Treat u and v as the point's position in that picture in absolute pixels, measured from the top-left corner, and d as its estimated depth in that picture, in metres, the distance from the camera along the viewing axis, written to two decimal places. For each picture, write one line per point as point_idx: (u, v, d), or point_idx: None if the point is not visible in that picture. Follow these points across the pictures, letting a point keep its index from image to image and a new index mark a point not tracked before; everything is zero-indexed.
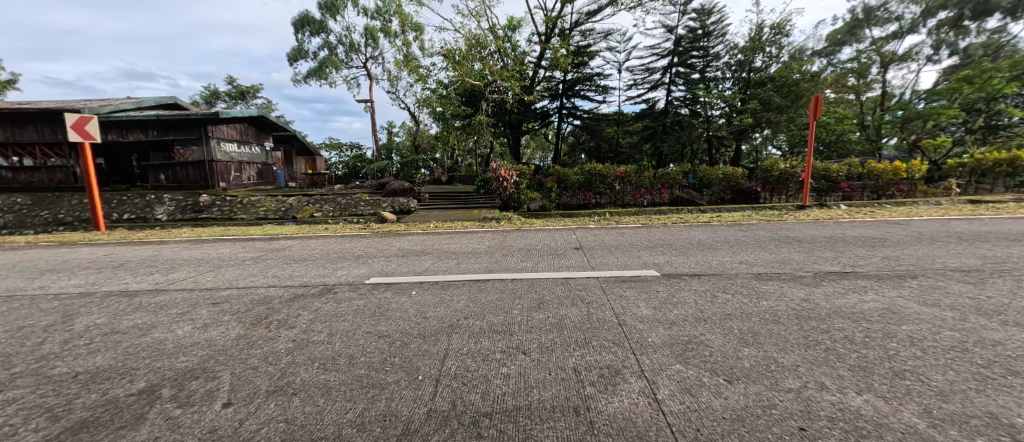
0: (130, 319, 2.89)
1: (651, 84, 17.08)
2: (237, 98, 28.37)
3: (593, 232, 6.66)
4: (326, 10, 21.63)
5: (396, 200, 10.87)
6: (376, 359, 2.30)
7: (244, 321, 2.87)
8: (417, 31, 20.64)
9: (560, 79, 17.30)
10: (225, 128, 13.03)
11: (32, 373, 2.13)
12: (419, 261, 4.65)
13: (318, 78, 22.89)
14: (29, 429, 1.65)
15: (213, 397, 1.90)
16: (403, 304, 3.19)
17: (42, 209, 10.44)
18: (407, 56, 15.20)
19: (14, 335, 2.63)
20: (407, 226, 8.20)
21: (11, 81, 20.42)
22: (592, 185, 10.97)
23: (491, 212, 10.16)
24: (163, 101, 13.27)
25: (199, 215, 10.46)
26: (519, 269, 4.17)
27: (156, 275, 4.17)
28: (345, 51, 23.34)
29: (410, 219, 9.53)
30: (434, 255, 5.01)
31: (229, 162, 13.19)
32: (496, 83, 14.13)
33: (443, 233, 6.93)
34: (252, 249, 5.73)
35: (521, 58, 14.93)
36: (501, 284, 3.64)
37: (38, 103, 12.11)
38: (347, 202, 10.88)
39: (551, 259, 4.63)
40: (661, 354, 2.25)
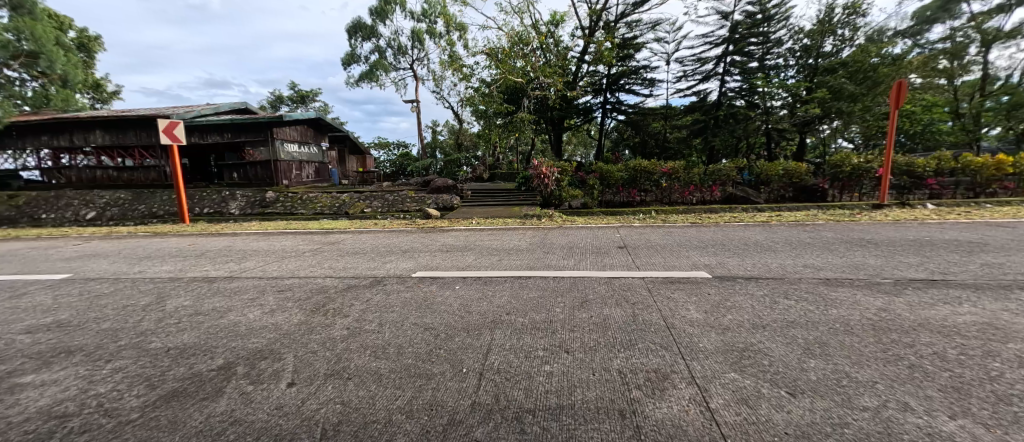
0: (210, 302, 3.23)
1: (702, 75, 16.22)
2: (297, 102, 30.74)
3: (638, 231, 6.43)
4: (376, 16, 22.74)
5: (440, 197, 11.21)
6: (422, 350, 2.38)
7: (304, 308, 3.08)
8: (460, 31, 21.08)
9: (604, 74, 16.88)
10: (287, 130, 14.18)
11: (134, 346, 2.44)
12: (463, 257, 4.75)
13: (368, 80, 24.14)
14: (131, 395, 1.91)
15: (279, 377, 2.10)
16: (447, 297, 3.27)
17: (139, 203, 11.93)
18: (452, 55, 15.46)
19: (122, 312, 3.04)
20: (450, 222, 8.43)
21: (117, 93, 23.63)
22: (637, 182, 10.61)
23: (532, 209, 10.19)
24: (236, 106, 14.72)
25: (265, 211, 11.39)
26: (561, 267, 4.13)
27: (231, 263, 4.62)
28: (392, 54, 24.42)
29: (453, 215, 9.79)
30: (477, 251, 5.09)
31: (291, 161, 14.35)
32: (539, 80, 14.01)
33: (484, 229, 7.06)
34: (311, 242, 6.17)
35: (564, 53, 14.83)
36: (544, 281, 3.61)
37: (137, 112, 13.90)
38: (395, 198, 11.32)
39: (595, 258, 4.53)
40: (714, 362, 2.11)
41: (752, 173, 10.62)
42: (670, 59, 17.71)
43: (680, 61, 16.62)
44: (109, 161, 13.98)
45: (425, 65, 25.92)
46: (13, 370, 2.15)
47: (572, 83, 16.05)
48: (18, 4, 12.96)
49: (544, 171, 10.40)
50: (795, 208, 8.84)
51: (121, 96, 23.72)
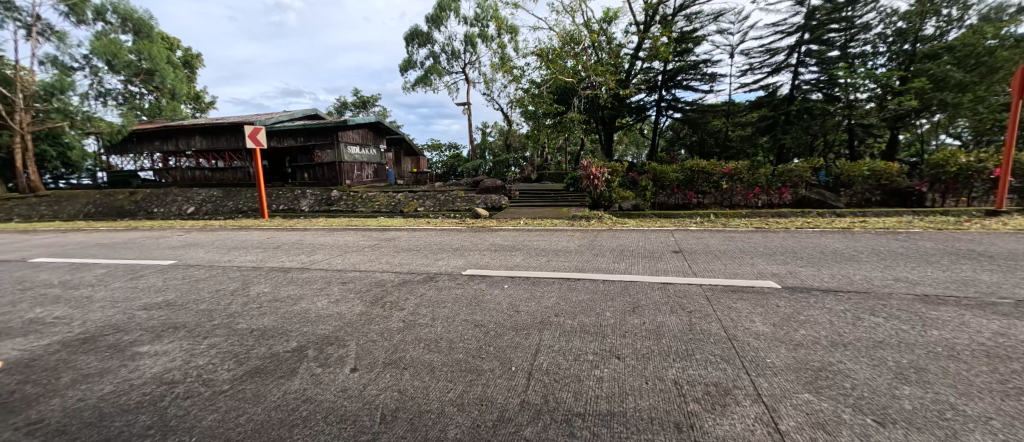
0: (285, 290, 3.57)
1: (772, 68, 14.95)
2: (359, 107, 33.09)
3: (695, 235, 6.09)
4: (432, 23, 23.77)
5: (489, 197, 11.50)
6: (472, 346, 2.45)
7: (364, 299, 3.29)
8: (511, 34, 21.37)
9: (659, 70, 16.25)
10: (350, 133, 15.30)
11: (225, 325, 2.78)
12: (511, 256, 4.80)
13: (424, 85, 25.33)
14: (223, 369, 2.20)
15: (344, 362, 2.28)
16: (496, 295, 3.32)
17: (228, 201, 13.54)
18: (503, 58, 15.69)
19: (216, 294, 3.47)
20: (498, 222, 8.57)
21: (211, 103, 27.06)
22: (694, 184, 10.06)
23: (581, 210, 10.07)
24: (308, 113, 16.18)
25: (331, 208, 12.39)
26: (614, 270, 4.01)
27: (302, 256, 5.08)
28: (446, 59, 25.33)
29: (501, 215, 9.97)
30: (525, 251, 5.12)
31: (353, 163, 15.48)
32: (590, 79, 13.82)
33: (532, 230, 7.09)
34: (371, 238, 6.59)
35: (616, 50, 14.58)
36: (594, 284, 3.53)
37: (228, 119, 15.84)
38: (446, 198, 11.81)
39: (647, 262, 4.36)
40: (784, 380, 1.93)
41: (829, 174, 9.79)
42: (734, 51, 16.62)
43: (745, 53, 15.53)
44: (205, 163, 16.00)
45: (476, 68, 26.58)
46: (134, 340, 2.55)
47: (626, 80, 15.74)
48: (140, 28, 15.45)
49: (593, 171, 10.21)
50: (882, 214, 7.87)
51: (214, 105, 27.11)
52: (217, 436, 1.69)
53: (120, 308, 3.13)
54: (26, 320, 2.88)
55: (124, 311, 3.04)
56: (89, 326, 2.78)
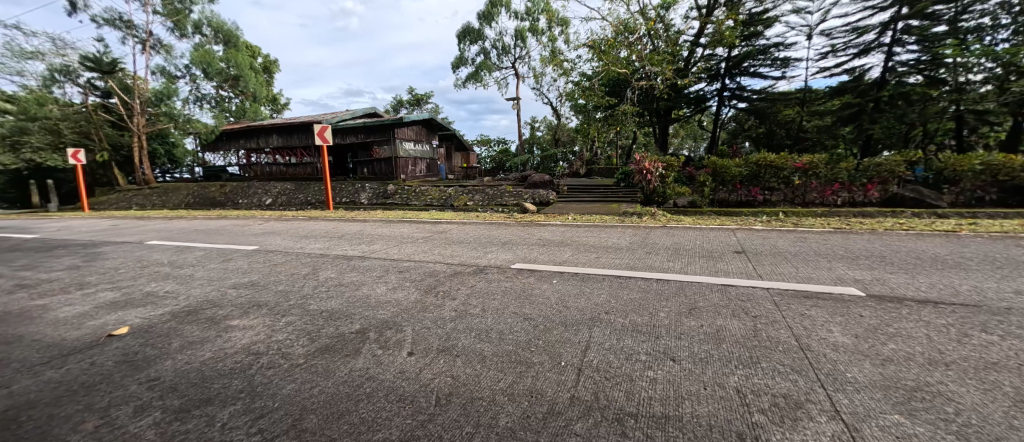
0: (349, 276, 3.87)
1: (858, 49, 13.33)
2: (412, 105, 34.50)
3: (760, 235, 5.65)
4: (484, 19, 24.11)
5: (537, 192, 11.59)
6: (522, 338, 2.48)
7: (419, 287, 3.47)
8: (562, 26, 21.09)
9: (722, 57, 15.28)
10: (406, 130, 16.14)
11: (299, 305, 3.08)
12: (559, 252, 4.78)
13: (474, 81, 25.88)
14: (297, 346, 2.44)
15: (401, 346, 2.42)
16: (545, 290, 3.33)
17: (298, 193, 14.88)
18: (554, 51, 15.51)
19: (290, 277, 3.86)
20: (546, 217, 8.57)
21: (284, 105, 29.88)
22: (760, 179, 9.30)
23: (632, 206, 9.79)
24: (368, 111, 17.29)
25: (387, 201, 13.15)
26: (668, 270, 3.85)
27: (362, 245, 5.46)
28: (496, 55, 25.60)
29: (549, 210, 9.96)
30: (574, 247, 5.07)
31: (408, 158, 16.30)
32: (645, 69, 13.31)
33: (581, 226, 7.00)
34: (424, 230, 6.90)
35: (675, 38, 13.95)
36: (646, 283, 3.41)
37: (298, 118, 17.45)
38: (495, 193, 12.07)
39: (705, 262, 4.13)
40: (870, 398, 1.72)
41: (929, 168, 8.64)
42: (811, 32, 15.11)
43: (825, 33, 14.01)
44: (281, 159, 17.85)
45: (525, 63, 26.53)
46: (227, 314, 2.92)
47: (684, 70, 15.03)
48: (230, 39, 17.52)
49: (647, 166, 9.88)
50: (998, 217, 6.74)
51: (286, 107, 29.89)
52: (295, 404, 1.92)
53: (215, 285, 3.60)
54: (144, 292, 3.41)
55: (218, 288, 3.48)
56: (192, 299, 3.23)
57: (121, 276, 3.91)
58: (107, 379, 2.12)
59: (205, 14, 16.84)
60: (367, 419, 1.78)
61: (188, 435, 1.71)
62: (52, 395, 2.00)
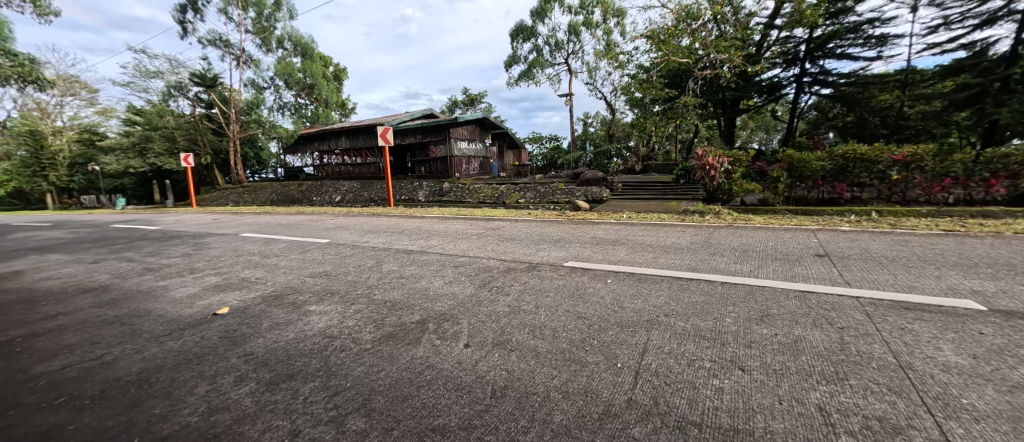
0: (410, 269, 4.11)
1: (981, 18, 11.24)
2: (466, 105, 35.52)
3: (847, 237, 5.02)
4: (536, 16, 24.07)
5: (589, 189, 11.40)
6: (576, 336, 2.46)
7: (475, 282, 3.59)
8: (618, 18, 20.39)
9: (802, 38, 13.77)
10: (460, 130, 16.73)
11: (365, 294, 3.34)
12: (614, 251, 4.66)
13: (526, 79, 25.98)
14: (365, 332, 2.66)
15: (458, 338, 2.53)
16: (599, 289, 3.28)
17: (363, 191, 16.10)
18: (610, 44, 15.04)
19: (358, 268, 4.20)
20: (600, 214, 8.40)
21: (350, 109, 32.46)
22: (846, 174, 8.41)
23: (693, 204, 9.31)
24: (424, 113, 18.17)
25: (443, 199, 13.76)
26: (735, 272, 3.59)
27: (420, 240, 5.76)
28: (549, 51, 25.44)
29: (603, 208, 9.76)
30: (629, 246, 4.91)
31: (462, 157, 16.88)
32: (711, 57, 12.48)
33: (637, 224, 6.76)
34: (477, 226, 7.11)
35: (745, 21, 12.90)
36: (710, 286, 3.21)
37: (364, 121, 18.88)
38: (546, 190, 12.07)
39: (779, 265, 3.78)
40: (992, 429, 1.44)
41: None
42: (916, 4, 13.09)
43: (935, 3, 12.06)
44: (347, 159, 19.37)
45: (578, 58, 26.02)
46: (306, 299, 3.26)
47: (756, 55, 13.82)
48: (306, 51, 19.28)
49: (710, 161, 9.22)
50: None
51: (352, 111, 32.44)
52: (365, 385, 2.09)
53: (295, 273, 4.03)
54: (239, 277, 3.93)
55: (299, 276, 3.90)
56: (277, 285, 3.65)
57: (222, 263, 4.53)
58: (214, 350, 2.48)
59: (285, 30, 18.74)
60: (428, 404, 1.89)
61: (277, 406, 1.96)
62: (175, 361, 2.40)
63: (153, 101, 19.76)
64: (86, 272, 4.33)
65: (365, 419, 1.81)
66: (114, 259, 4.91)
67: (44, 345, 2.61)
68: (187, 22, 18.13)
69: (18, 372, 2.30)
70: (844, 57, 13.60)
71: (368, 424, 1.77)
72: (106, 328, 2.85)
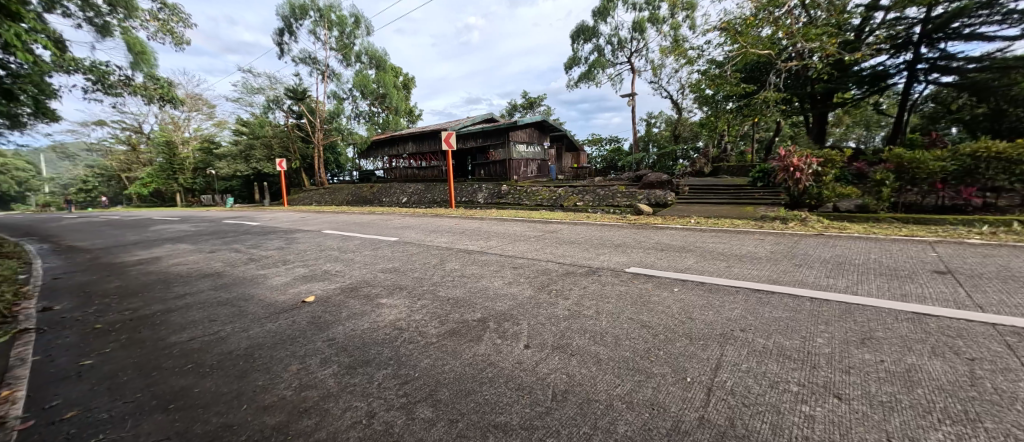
0: (471, 268, 4.27)
1: None
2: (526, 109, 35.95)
3: (977, 252, 4.22)
4: (598, 15, 23.62)
5: (653, 193, 10.94)
6: (640, 346, 2.37)
7: (533, 284, 3.62)
8: (688, 11, 19.23)
9: (916, 19, 11.92)
10: (519, 133, 17.04)
11: (429, 291, 3.53)
12: (680, 258, 4.41)
13: (587, 80, 25.58)
14: (431, 327, 2.81)
15: (519, 338, 2.58)
16: (664, 298, 3.12)
17: (425, 193, 17.06)
18: (678, 39, 14.23)
19: (423, 266, 4.45)
20: (665, 219, 8.02)
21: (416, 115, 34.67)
22: (974, 175, 7.16)
23: (774, 210, 8.58)
24: (486, 117, 18.82)
25: (501, 201, 14.05)
26: (826, 288, 3.20)
27: (480, 241, 5.95)
28: (611, 50, 24.83)
29: (667, 212, 9.32)
30: (698, 253, 4.61)
31: (520, 159, 17.15)
32: (798, 48, 11.32)
33: (707, 230, 6.34)
34: (535, 229, 7.16)
35: (842, 5, 11.52)
36: (795, 302, 2.89)
37: (430, 127, 20.07)
38: (606, 193, 11.84)
39: (882, 282, 3.29)
40: None
41: None
42: None
43: None
44: (414, 163, 20.71)
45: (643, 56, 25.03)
46: (378, 292, 3.55)
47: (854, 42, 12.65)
48: (381, 63, 21.22)
49: (795, 162, 8.50)
50: None
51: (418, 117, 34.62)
52: (431, 377, 2.21)
53: (368, 268, 4.39)
54: (322, 269, 4.39)
55: (371, 271, 4.24)
56: (353, 278, 4.01)
57: (308, 256, 5.08)
58: (304, 334, 2.80)
59: (363, 45, 20.57)
60: (490, 401, 1.94)
61: (355, 388, 2.15)
62: (272, 340, 2.74)
63: (256, 114, 22.88)
64: (204, 260, 5.12)
65: (432, 409, 1.91)
66: (224, 250, 5.74)
67: (176, 319, 3.14)
68: (285, 43, 20.62)
69: (160, 341, 2.80)
70: (973, 38, 11.38)
71: (435, 413, 1.87)
72: (220, 308, 3.35)
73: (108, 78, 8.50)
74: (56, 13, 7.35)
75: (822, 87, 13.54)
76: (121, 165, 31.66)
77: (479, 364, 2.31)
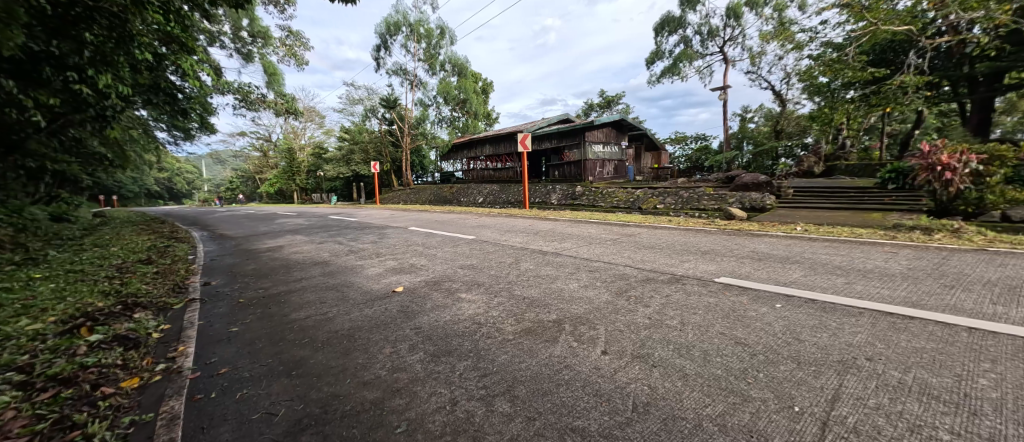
0: (546, 269, 4.31)
1: None
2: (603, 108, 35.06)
3: None
4: (685, 4, 22.05)
5: (747, 196, 9.89)
6: (734, 364, 2.16)
7: (610, 289, 3.54)
8: None
9: None
10: (595, 133, 16.77)
11: (504, 289, 3.65)
12: (781, 270, 3.92)
13: (670, 74, 24.03)
14: (507, 324, 2.91)
15: (596, 343, 2.54)
16: (764, 313, 2.81)
17: (498, 193, 17.74)
18: (783, 22, 12.69)
19: (501, 264, 4.62)
20: (763, 225, 7.21)
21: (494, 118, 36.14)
22: None
23: (913, 218, 7.20)
24: (562, 117, 18.89)
25: (575, 202, 13.94)
26: (991, 317, 2.57)
27: (555, 242, 5.97)
28: (699, 41, 23.01)
29: (766, 218, 8.37)
30: (805, 266, 4.06)
31: (596, 160, 16.86)
32: (954, 20, 9.31)
33: (818, 239, 5.53)
34: (612, 232, 6.97)
35: None
36: (943, 331, 2.38)
37: (506, 129, 20.81)
38: (690, 195, 11.04)
39: None
40: None
41: None
42: None
43: None
44: (491, 164, 21.79)
45: (739, 43, 22.69)
46: (458, 287, 3.78)
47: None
48: (462, 70, 22.48)
49: (945, 159, 6.97)
50: None
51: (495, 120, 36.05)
52: (508, 373, 2.29)
53: (449, 264, 4.70)
54: (408, 263, 4.81)
55: (452, 267, 4.53)
56: (436, 272, 4.32)
57: (396, 250, 5.61)
58: (395, 321, 3.11)
59: (448, 54, 22.05)
60: (567, 404, 1.94)
61: (440, 375, 2.32)
62: (370, 324, 3.10)
63: (356, 123, 26.03)
64: (313, 249, 5.99)
65: (510, 404, 1.97)
66: (329, 241, 6.64)
67: (296, 299, 3.73)
68: (381, 58, 22.96)
69: (284, 316, 3.35)
70: None
71: (513, 409, 1.93)
72: (328, 292, 3.88)
73: (249, 97, 10.33)
74: (214, 45, 9.11)
75: (985, 67, 10.92)
76: (256, 168, 38.51)
77: (554, 365, 2.33)
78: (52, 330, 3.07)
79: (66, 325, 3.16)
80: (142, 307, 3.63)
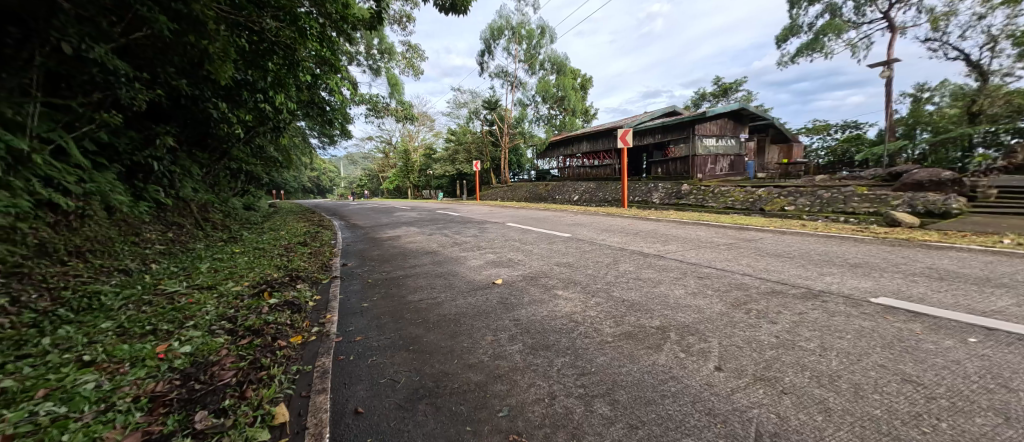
0: (648, 272, 4.10)
1: None
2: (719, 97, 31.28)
3: None
4: None
5: (922, 197, 7.83)
6: (899, 405, 1.77)
7: (726, 299, 3.20)
8: None
9: None
10: (708, 125, 15.15)
11: (601, 290, 3.58)
12: (975, 295, 3.03)
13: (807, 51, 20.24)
14: (605, 326, 2.87)
15: (708, 357, 2.34)
16: (948, 348, 2.22)
17: (593, 191, 17.43)
18: None
19: (600, 264, 4.54)
20: (948, 235, 5.65)
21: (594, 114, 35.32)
22: None
23: None
24: (667, 110, 17.51)
25: (680, 201, 12.84)
26: None
27: (658, 244, 5.62)
28: (854, 7, 18.84)
29: (953, 226, 6.53)
30: (1020, 292, 3.06)
31: (707, 155, 15.19)
32: None
33: None
34: (726, 236, 6.26)
35: None
36: None
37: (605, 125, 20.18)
38: (833, 196, 9.23)
39: None
40: None
41: None
42: None
43: None
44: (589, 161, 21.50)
45: (915, 4, 17.95)
46: (554, 284, 3.85)
47: None
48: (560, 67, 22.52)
49: None
50: None
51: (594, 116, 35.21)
52: (607, 375, 2.26)
53: (545, 260, 4.81)
54: (506, 257, 5.07)
55: (549, 264, 4.62)
56: (533, 268, 4.46)
57: (493, 244, 5.96)
58: (495, 311, 3.32)
59: (547, 53, 22.33)
60: (674, 418, 1.83)
61: (538, 368, 2.41)
62: (473, 311, 3.37)
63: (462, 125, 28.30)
64: (422, 240, 6.74)
65: (610, 408, 1.95)
66: (435, 233, 7.39)
67: (412, 283, 4.27)
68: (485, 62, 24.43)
69: (404, 297, 3.87)
70: None
71: (613, 413, 1.90)
72: (438, 279, 4.33)
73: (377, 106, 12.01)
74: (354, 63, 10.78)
75: None
76: (379, 168, 44.72)
77: (656, 375, 2.22)
78: (247, 292, 4.10)
79: (256, 288, 4.20)
80: (302, 279, 4.59)
